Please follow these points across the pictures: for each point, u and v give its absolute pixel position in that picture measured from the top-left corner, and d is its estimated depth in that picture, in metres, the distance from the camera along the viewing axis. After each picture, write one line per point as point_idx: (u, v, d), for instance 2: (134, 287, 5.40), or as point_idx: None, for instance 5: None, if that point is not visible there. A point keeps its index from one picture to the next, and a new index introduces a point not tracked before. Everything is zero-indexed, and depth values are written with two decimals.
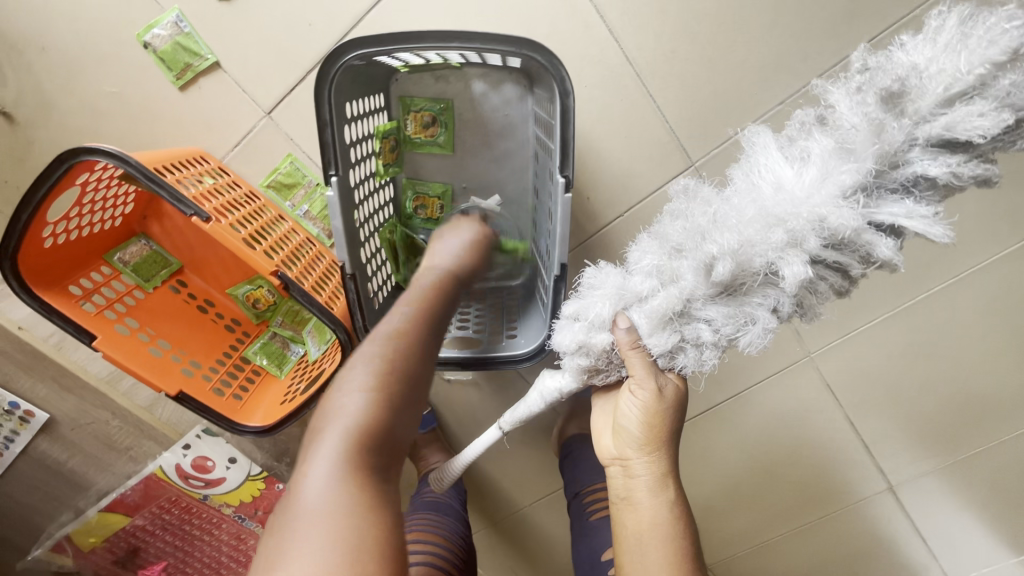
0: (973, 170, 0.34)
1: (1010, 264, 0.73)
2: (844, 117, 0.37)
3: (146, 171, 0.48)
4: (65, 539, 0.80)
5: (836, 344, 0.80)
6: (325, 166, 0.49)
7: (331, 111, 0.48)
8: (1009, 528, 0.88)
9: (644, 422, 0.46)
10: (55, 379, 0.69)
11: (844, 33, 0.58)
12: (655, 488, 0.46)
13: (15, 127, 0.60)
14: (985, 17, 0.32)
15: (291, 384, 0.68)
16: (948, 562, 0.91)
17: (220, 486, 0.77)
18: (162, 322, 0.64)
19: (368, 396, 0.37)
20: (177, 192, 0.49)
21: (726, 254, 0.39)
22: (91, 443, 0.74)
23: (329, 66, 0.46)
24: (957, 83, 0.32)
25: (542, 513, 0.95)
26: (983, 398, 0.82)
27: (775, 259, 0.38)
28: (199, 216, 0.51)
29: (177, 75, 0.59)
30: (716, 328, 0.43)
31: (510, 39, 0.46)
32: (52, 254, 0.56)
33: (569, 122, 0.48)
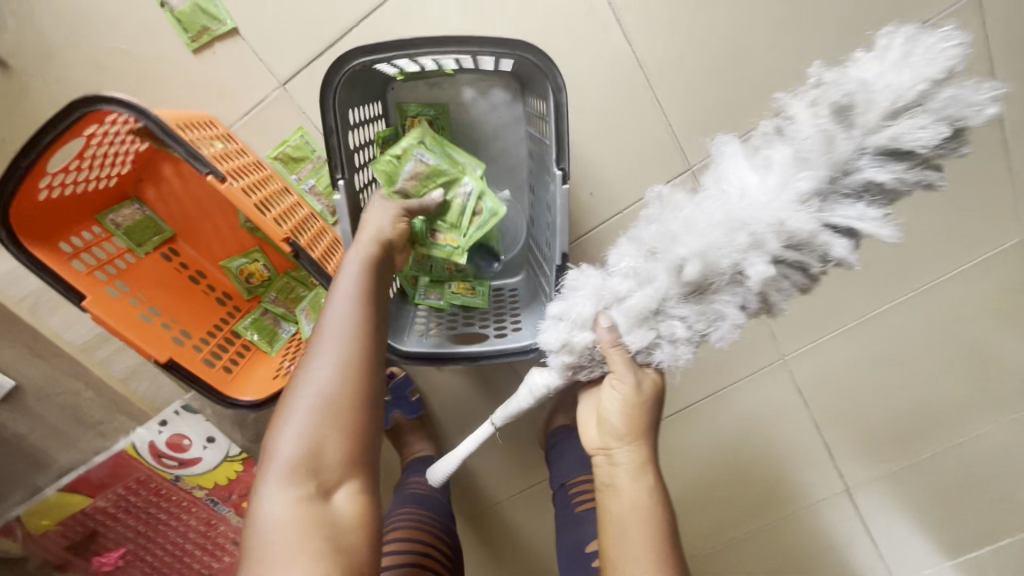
0: (915, 175, 0.37)
1: (964, 281, 0.80)
2: (801, 128, 0.39)
3: (162, 125, 0.47)
4: (14, 521, 0.76)
5: (809, 349, 0.85)
6: (333, 171, 0.49)
7: (336, 119, 0.49)
8: (951, 533, 0.95)
9: (626, 413, 0.46)
10: (27, 345, 0.65)
11: (833, 58, 0.64)
12: (639, 479, 0.46)
13: (9, 75, 0.58)
14: (924, 39, 0.36)
15: (283, 360, 0.67)
16: (894, 564, 0.97)
17: (194, 466, 0.74)
18: (152, 289, 0.62)
19: (314, 412, 0.40)
20: (194, 149, 0.49)
21: (694, 254, 0.41)
22: (57, 416, 0.70)
23: (333, 74, 0.46)
24: (902, 97, 0.35)
25: (517, 508, 0.96)
26: (930, 404, 0.90)
27: (740, 260, 0.40)
28: (214, 176, 0.50)
29: (193, 38, 0.59)
30: (687, 325, 0.43)
31: (503, 42, 0.47)
32: (45, 207, 0.54)
33: (563, 119, 0.49)
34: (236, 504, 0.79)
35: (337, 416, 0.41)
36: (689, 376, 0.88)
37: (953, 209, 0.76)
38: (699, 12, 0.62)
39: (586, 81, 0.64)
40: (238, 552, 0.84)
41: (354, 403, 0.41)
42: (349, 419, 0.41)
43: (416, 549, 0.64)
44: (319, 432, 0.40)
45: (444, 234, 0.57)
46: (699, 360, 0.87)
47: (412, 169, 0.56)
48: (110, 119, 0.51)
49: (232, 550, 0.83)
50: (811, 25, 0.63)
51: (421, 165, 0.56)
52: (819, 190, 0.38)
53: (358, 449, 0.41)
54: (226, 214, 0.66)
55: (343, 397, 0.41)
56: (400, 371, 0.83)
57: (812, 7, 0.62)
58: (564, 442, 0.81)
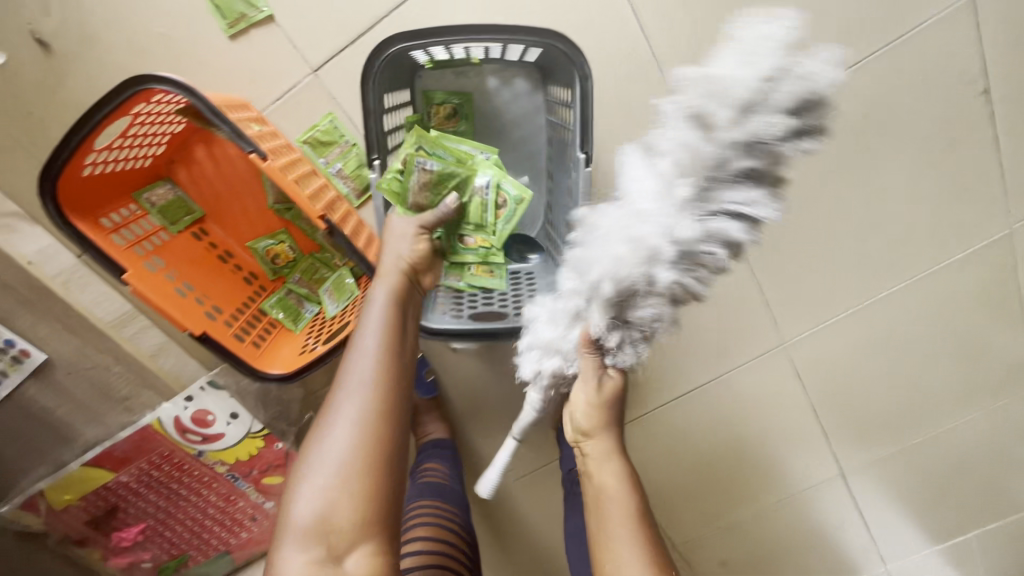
0: (785, 151, 0.33)
1: (958, 272, 0.84)
2: (675, 137, 0.36)
3: (210, 105, 0.50)
4: (38, 494, 0.78)
5: (808, 336, 0.87)
6: (368, 151, 0.54)
7: (374, 102, 0.53)
8: (921, 500, 1.05)
9: (591, 412, 0.52)
10: (60, 321, 0.67)
11: None
12: (618, 471, 0.52)
13: (51, 58, 0.61)
14: (758, 27, 0.33)
15: (308, 337, 0.70)
16: (876, 530, 1.06)
17: (217, 442, 0.76)
18: (185, 266, 0.65)
19: (334, 469, 0.43)
20: (239, 128, 0.52)
21: (607, 273, 0.40)
22: (85, 391, 0.72)
23: (373, 60, 0.51)
24: (739, 94, 0.32)
25: (518, 492, 0.99)
26: (924, 391, 0.93)
27: (642, 275, 0.39)
28: (257, 155, 0.53)
29: (230, 24, 0.61)
30: (621, 330, 0.44)
31: (534, 30, 0.51)
32: (89, 182, 0.56)
33: (588, 104, 0.52)
34: (255, 480, 0.81)
35: (352, 475, 0.43)
36: (697, 361, 0.88)
37: (953, 202, 0.79)
38: (713, 9, 0.66)
39: (603, 73, 0.67)
40: (255, 528, 0.86)
41: (371, 461, 0.44)
42: (366, 480, 0.44)
43: (437, 548, 0.67)
44: (335, 491, 0.43)
45: (472, 236, 0.67)
46: (705, 345, 0.87)
47: (421, 181, 0.61)
48: (157, 99, 0.54)
49: (249, 527, 0.85)
50: None
51: (427, 174, 0.61)
52: (700, 204, 0.36)
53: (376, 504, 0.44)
54: (255, 195, 0.69)
55: (357, 454, 0.44)
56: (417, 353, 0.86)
57: None
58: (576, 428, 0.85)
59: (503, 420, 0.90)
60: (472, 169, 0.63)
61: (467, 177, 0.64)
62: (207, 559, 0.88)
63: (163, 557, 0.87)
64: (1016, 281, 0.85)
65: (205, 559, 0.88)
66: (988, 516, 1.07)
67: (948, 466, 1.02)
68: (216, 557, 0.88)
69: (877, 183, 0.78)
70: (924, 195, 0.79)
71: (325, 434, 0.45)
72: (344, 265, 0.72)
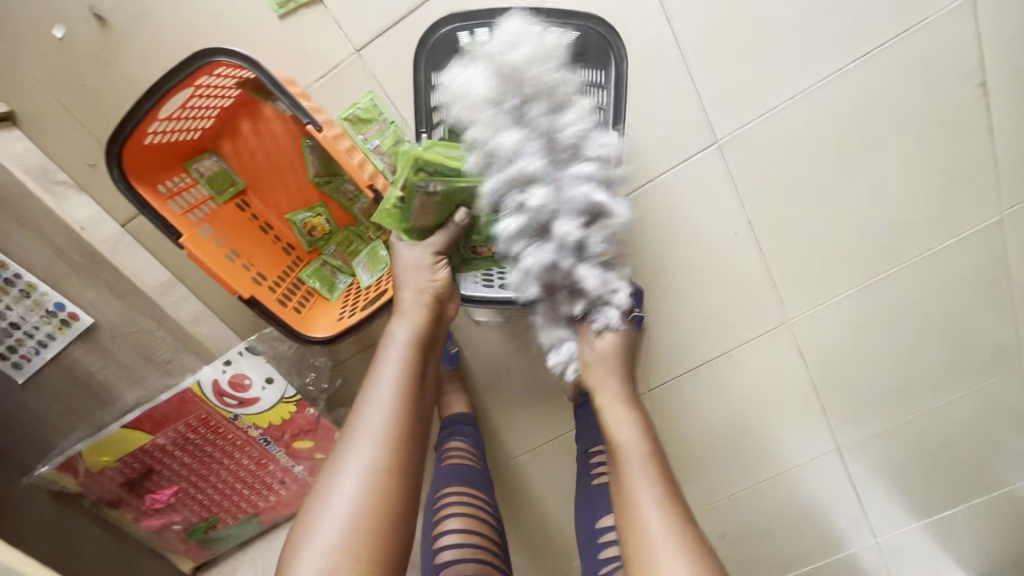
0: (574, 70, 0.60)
1: (953, 256, 0.89)
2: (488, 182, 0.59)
3: (273, 79, 0.55)
4: (77, 456, 0.80)
5: (811, 314, 0.92)
6: (418, 125, 0.62)
7: (426, 77, 0.62)
8: (910, 476, 1.10)
9: (602, 369, 0.66)
10: (108, 284, 0.71)
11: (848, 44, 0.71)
12: (633, 429, 0.60)
13: (107, 32, 0.65)
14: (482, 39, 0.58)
15: (345, 305, 0.74)
16: (866, 503, 1.11)
17: (252, 406, 0.79)
18: (231, 233, 0.68)
19: (344, 520, 0.49)
20: (299, 101, 0.57)
21: (529, 277, 0.65)
22: (128, 355, 0.75)
23: (429, 36, 0.61)
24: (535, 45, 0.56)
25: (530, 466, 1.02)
26: (917, 369, 0.99)
27: (569, 180, 0.59)
28: (313, 126, 0.58)
29: (280, 4, 0.65)
30: (575, 297, 0.67)
31: (583, 15, 0.62)
32: (149, 151, 0.60)
33: (622, 84, 0.63)
34: (286, 445, 0.84)
35: (364, 518, 0.50)
36: (706, 338, 0.93)
37: (951, 189, 0.84)
38: None
39: None
40: (283, 492, 0.90)
41: (383, 505, 0.51)
42: (378, 524, 0.50)
43: (471, 541, 0.75)
44: (339, 554, 0.48)
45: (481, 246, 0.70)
46: (714, 323, 0.92)
47: (422, 206, 0.61)
48: (216, 72, 0.57)
49: (278, 490, 0.89)
50: None
51: (428, 195, 0.60)
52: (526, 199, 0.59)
53: (383, 546, 0.50)
54: (295, 169, 0.72)
55: (370, 497, 0.51)
56: None
57: None
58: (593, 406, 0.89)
59: (518, 391, 0.95)
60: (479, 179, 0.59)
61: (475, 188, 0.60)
62: (235, 521, 0.92)
63: (193, 520, 0.90)
64: (1006, 265, 0.90)
65: (233, 522, 0.92)
66: (973, 492, 1.13)
67: (937, 443, 1.07)
68: (244, 520, 0.92)
69: (880, 169, 0.83)
70: (923, 181, 0.84)
71: (338, 480, 0.51)
72: (378, 238, 0.75)
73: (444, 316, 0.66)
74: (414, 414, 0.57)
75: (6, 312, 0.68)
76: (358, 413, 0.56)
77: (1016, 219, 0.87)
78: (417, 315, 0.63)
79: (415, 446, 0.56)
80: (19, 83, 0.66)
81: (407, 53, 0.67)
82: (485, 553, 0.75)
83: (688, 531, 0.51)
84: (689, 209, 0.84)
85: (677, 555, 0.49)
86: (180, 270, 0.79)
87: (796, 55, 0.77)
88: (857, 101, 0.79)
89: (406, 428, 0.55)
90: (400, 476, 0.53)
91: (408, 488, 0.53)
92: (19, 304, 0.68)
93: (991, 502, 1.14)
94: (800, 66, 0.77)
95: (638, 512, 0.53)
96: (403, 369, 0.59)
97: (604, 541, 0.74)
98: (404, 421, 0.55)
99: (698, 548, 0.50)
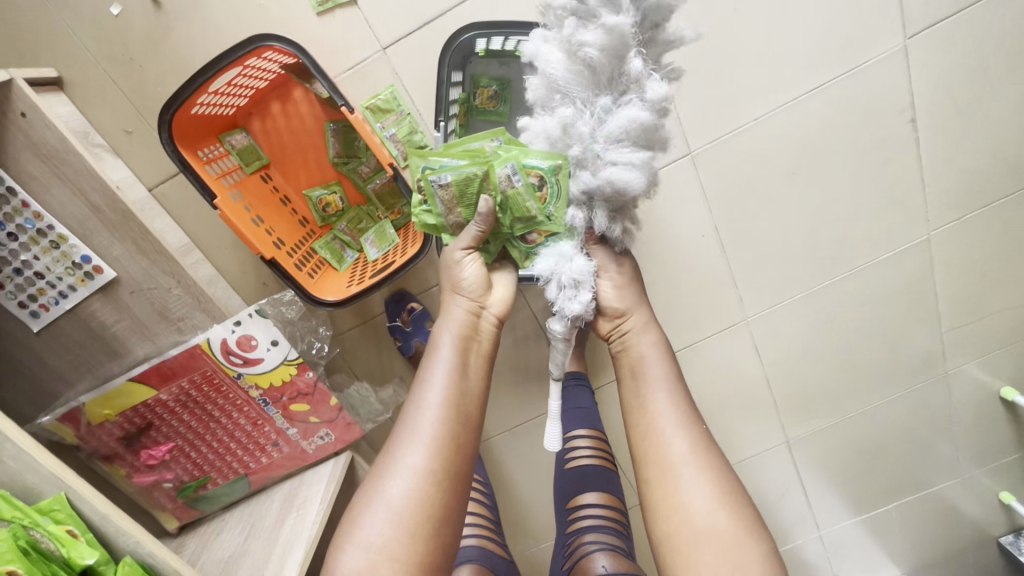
0: None
1: (887, 269, 1.02)
2: (601, 41, 0.57)
3: (316, 66, 0.65)
4: (80, 407, 0.81)
5: (766, 313, 1.03)
6: (438, 113, 0.71)
7: (446, 73, 0.71)
8: (849, 471, 1.21)
9: (616, 293, 0.69)
10: (135, 241, 0.77)
11: (790, 80, 0.89)
12: (659, 359, 0.66)
13: (160, 13, 0.74)
14: None
15: (354, 274, 0.81)
16: (812, 495, 1.22)
17: (256, 365, 0.84)
18: (256, 201, 0.76)
19: (392, 519, 0.53)
20: (336, 85, 0.65)
21: (631, 168, 0.62)
22: (144, 310, 0.81)
23: (453, 41, 0.70)
24: None
25: (507, 445, 1.07)
26: (857, 369, 1.11)
27: (645, 83, 0.60)
28: (347, 108, 0.66)
29: (319, 2, 0.75)
30: (620, 213, 0.68)
31: None
32: (191, 119, 0.68)
33: None
34: (283, 406, 0.89)
35: (409, 519, 0.53)
36: (674, 329, 1.03)
37: (887, 207, 0.97)
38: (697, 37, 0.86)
39: None
40: (275, 454, 0.94)
41: (430, 511, 0.54)
42: (421, 527, 0.53)
43: (477, 519, 0.84)
44: (382, 554, 0.51)
45: (533, 233, 0.70)
46: (681, 316, 1.02)
47: (445, 202, 0.69)
48: (262, 54, 0.66)
49: (270, 452, 0.94)
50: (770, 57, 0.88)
51: (444, 187, 0.67)
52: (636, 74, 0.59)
53: (427, 549, 0.53)
54: (316, 149, 0.80)
55: (413, 500, 0.54)
56: (419, 307, 0.97)
57: (778, 44, 0.87)
58: (572, 393, 0.91)
59: (501, 370, 1.02)
60: (488, 162, 0.66)
61: (489, 172, 0.67)
62: (226, 482, 0.95)
63: (184, 479, 0.92)
64: (932, 280, 1.03)
65: (223, 482, 0.95)
66: (906, 490, 1.25)
67: (874, 441, 1.19)
68: (235, 480, 0.95)
69: (827, 187, 0.95)
70: (864, 200, 0.97)
71: (388, 481, 0.55)
72: (386, 217, 0.83)
73: (484, 316, 0.70)
74: (462, 420, 0.60)
75: (33, 261, 0.74)
76: (407, 416, 0.60)
77: (941, 239, 1.00)
78: (461, 325, 0.67)
79: (465, 450, 0.59)
80: (75, 54, 0.75)
81: (426, 52, 0.78)
82: (485, 527, 0.83)
83: (707, 462, 0.58)
84: (664, 211, 0.95)
85: (697, 489, 0.57)
86: (198, 236, 0.86)
87: (763, 83, 0.89)
88: (812, 127, 0.92)
89: (454, 432, 0.58)
90: (448, 484, 0.56)
91: (454, 494, 0.56)
92: (46, 255, 0.74)
93: (921, 500, 1.26)
94: (764, 93, 0.89)
95: (662, 442, 0.60)
96: (450, 371, 0.62)
97: (572, 517, 0.81)
98: (453, 424, 0.59)
99: (715, 479, 0.57)
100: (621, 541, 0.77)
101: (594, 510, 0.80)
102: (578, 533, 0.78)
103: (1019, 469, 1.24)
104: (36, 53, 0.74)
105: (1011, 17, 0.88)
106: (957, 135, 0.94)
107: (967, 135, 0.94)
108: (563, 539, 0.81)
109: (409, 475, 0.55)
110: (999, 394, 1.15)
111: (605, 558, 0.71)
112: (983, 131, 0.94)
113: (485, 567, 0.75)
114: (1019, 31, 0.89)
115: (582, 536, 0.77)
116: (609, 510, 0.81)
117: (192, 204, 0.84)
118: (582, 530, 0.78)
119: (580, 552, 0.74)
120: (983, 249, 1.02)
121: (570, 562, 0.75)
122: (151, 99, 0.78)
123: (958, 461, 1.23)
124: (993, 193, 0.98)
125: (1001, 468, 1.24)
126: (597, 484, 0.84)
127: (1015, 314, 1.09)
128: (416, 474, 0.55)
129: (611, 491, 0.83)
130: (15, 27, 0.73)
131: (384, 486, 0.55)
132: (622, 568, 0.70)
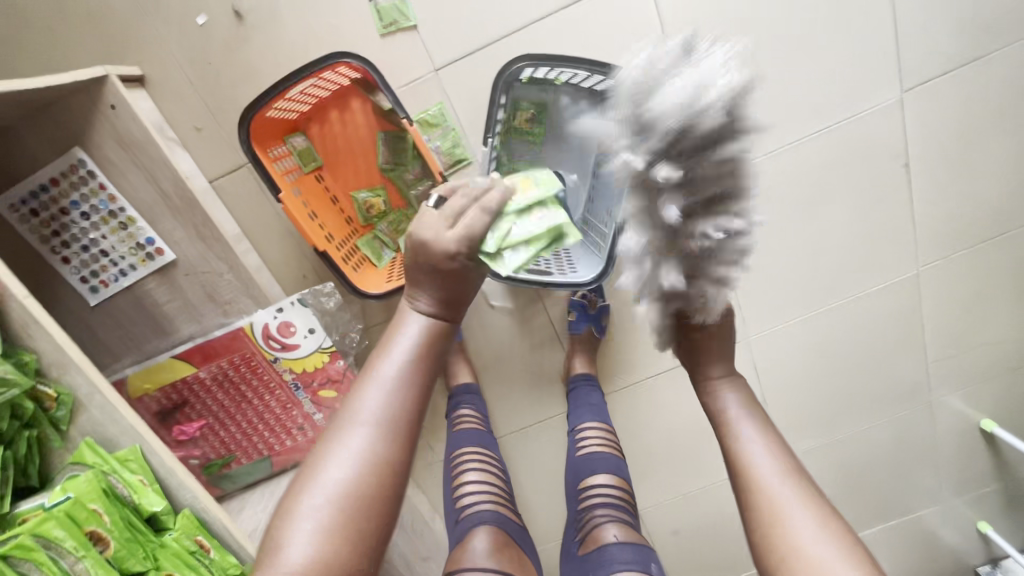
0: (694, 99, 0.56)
1: (878, 300, 1.10)
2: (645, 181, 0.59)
3: (385, 82, 0.73)
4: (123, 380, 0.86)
5: (767, 333, 1.10)
6: (487, 133, 0.80)
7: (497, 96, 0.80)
8: (837, 492, 1.28)
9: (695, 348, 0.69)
10: (196, 227, 0.84)
11: (800, 123, 0.98)
12: (742, 408, 0.65)
13: (241, 25, 0.82)
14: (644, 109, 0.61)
15: (393, 270, 0.88)
16: None
17: (293, 350, 0.90)
18: (310, 197, 0.83)
19: (330, 511, 0.45)
20: (400, 99, 0.74)
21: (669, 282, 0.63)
22: (195, 292, 0.87)
23: (506, 69, 0.78)
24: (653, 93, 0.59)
25: (516, 444, 1.12)
26: (848, 392, 1.18)
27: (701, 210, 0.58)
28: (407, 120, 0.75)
29: (384, 25, 0.84)
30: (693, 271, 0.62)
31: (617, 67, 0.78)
32: (264, 121, 0.76)
33: None
34: (312, 392, 0.94)
35: (353, 509, 0.45)
36: None
37: (880, 242, 1.06)
38: None
39: None
40: (299, 437, 0.98)
41: (374, 502, 0.46)
42: (363, 521, 0.45)
43: (493, 489, 0.89)
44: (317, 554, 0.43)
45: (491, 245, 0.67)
46: None
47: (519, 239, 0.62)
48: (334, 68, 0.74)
49: (295, 435, 0.97)
50: (784, 101, 0.97)
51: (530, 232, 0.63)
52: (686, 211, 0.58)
53: (368, 542, 0.45)
54: (366, 153, 0.88)
55: (355, 493, 0.45)
56: None
57: (790, 89, 0.96)
58: (582, 392, 0.99)
59: (516, 371, 1.07)
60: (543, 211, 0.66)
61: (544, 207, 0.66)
62: (250, 462, 0.97)
63: (210, 456, 0.95)
64: (920, 312, 1.11)
65: (247, 462, 0.97)
66: (891, 514, 1.31)
67: (861, 463, 1.26)
68: (258, 460, 0.98)
69: (826, 221, 1.04)
70: (859, 234, 1.05)
71: (329, 465, 0.47)
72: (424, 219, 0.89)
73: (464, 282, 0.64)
74: (418, 397, 0.51)
75: (101, 239, 0.80)
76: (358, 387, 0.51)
77: (929, 275, 1.09)
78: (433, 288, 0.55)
79: (414, 437, 0.50)
80: (159, 57, 0.83)
81: (474, 79, 0.87)
82: (500, 498, 0.88)
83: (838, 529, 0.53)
84: None
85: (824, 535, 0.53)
86: (248, 226, 0.92)
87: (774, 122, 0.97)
88: (816, 164, 1.00)
89: (408, 416, 0.50)
90: (394, 472, 0.47)
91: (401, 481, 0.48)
92: (113, 235, 0.81)
93: (904, 525, 1.32)
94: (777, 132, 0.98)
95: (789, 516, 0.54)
96: (413, 347, 0.53)
97: (582, 495, 0.87)
98: (405, 406, 0.50)
99: (811, 495, 0.56)
100: (630, 515, 0.84)
101: (604, 489, 0.86)
102: (588, 508, 0.85)
103: (997, 501, 1.30)
104: (124, 53, 0.83)
105: (995, 80, 0.98)
106: (944, 181, 1.03)
107: (954, 181, 1.03)
108: (574, 514, 0.88)
109: (352, 461, 0.47)
110: (979, 426, 1.22)
111: (615, 528, 0.79)
112: (968, 179, 1.03)
113: (500, 529, 0.81)
114: (1002, 94, 0.99)
115: (594, 510, 0.83)
116: (619, 490, 0.87)
117: (248, 197, 0.91)
118: (593, 506, 0.84)
119: (591, 525, 0.81)
120: (964, 288, 1.10)
121: (582, 534, 0.82)
122: (221, 100, 0.85)
123: (938, 489, 1.29)
124: (975, 236, 1.07)
125: (979, 498, 1.30)
126: (606, 467, 0.89)
127: (994, 350, 1.16)
128: (363, 460, 0.47)
129: (620, 473, 0.89)
130: (110, 30, 0.82)
131: (323, 469, 0.47)
132: (631, 536, 0.78)
